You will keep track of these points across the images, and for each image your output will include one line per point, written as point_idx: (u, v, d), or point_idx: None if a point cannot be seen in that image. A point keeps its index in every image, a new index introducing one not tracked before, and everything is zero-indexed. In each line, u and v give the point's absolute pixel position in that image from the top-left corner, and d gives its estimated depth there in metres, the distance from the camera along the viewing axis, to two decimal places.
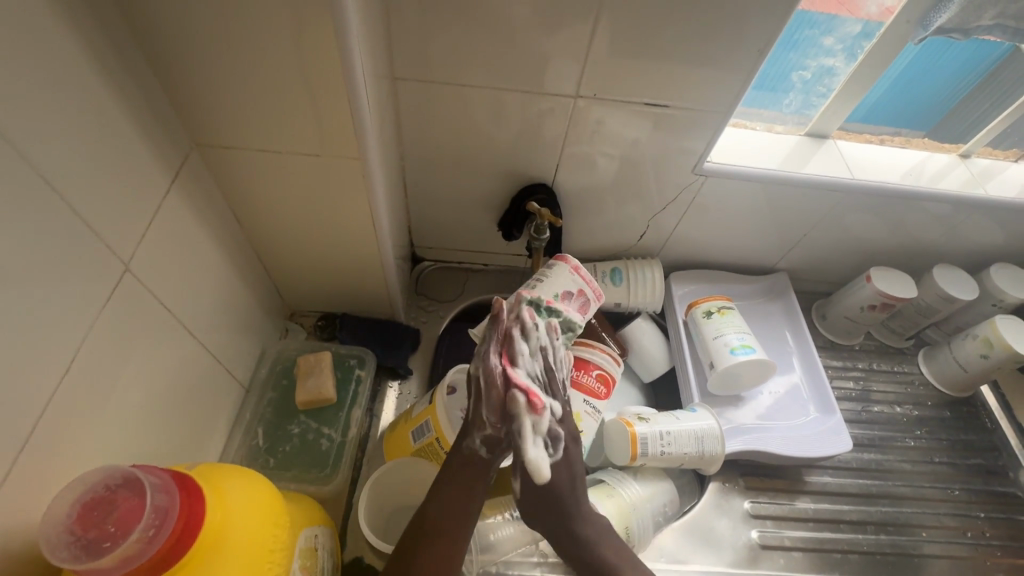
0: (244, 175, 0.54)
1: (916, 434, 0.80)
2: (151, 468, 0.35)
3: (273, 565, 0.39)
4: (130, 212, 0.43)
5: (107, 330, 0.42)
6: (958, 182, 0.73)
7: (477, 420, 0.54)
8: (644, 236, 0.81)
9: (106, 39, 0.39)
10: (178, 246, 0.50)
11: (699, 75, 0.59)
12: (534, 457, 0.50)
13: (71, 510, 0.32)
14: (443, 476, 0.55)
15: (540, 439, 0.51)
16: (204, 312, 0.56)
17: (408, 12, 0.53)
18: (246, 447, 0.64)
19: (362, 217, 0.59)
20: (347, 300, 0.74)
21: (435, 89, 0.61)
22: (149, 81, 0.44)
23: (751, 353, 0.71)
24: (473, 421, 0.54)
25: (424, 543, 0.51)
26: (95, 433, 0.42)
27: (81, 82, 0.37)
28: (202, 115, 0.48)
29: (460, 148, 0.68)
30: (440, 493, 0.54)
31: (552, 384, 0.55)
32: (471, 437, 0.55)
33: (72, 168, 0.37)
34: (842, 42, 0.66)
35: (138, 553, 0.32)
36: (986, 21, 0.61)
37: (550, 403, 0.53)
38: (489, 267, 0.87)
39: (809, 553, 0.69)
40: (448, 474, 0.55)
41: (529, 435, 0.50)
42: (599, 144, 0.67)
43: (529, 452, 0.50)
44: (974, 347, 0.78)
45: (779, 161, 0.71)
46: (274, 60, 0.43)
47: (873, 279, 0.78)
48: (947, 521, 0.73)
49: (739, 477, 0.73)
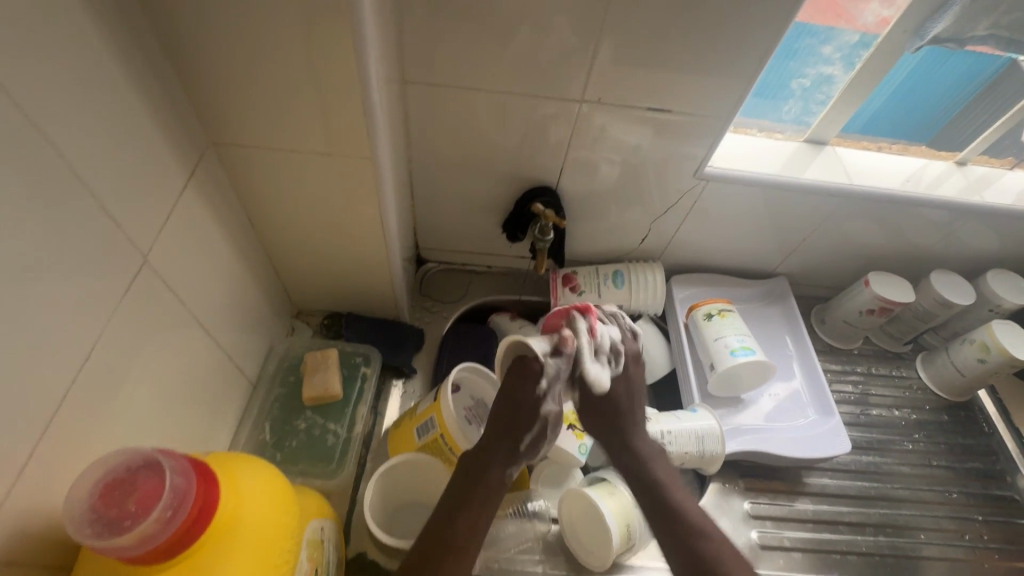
0: (258, 174, 0.55)
1: (914, 437, 0.80)
2: (170, 452, 0.36)
3: (283, 552, 0.40)
4: (150, 208, 0.45)
5: (124, 323, 0.44)
6: (954, 189, 0.74)
7: (493, 446, 0.56)
8: (645, 239, 0.82)
9: (131, 40, 0.40)
10: (192, 242, 0.51)
11: (700, 82, 0.60)
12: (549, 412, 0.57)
13: (95, 489, 0.34)
14: (471, 487, 0.54)
15: (598, 360, 0.59)
16: (216, 307, 0.57)
17: (419, 18, 0.55)
18: (253, 441, 0.65)
19: (370, 217, 0.60)
20: (354, 300, 0.76)
21: (443, 93, 0.62)
22: (171, 80, 0.46)
23: (752, 355, 0.72)
24: (489, 452, 0.55)
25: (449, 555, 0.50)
26: (108, 423, 0.43)
27: (106, 78, 0.39)
28: (218, 114, 0.49)
29: (466, 152, 0.69)
30: (461, 505, 0.53)
31: (609, 356, 0.60)
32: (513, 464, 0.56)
33: (95, 162, 0.39)
34: (841, 51, 0.67)
35: (156, 534, 0.33)
36: (979, 32, 0.62)
37: (599, 367, 0.59)
38: (492, 269, 0.88)
39: (808, 553, 0.69)
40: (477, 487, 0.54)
41: (586, 361, 0.58)
42: (604, 148, 0.68)
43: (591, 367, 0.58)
44: (971, 352, 0.79)
45: (779, 166, 0.72)
46: (290, 61, 0.45)
47: (871, 284, 0.80)
48: (945, 524, 0.74)
49: (739, 478, 0.73)
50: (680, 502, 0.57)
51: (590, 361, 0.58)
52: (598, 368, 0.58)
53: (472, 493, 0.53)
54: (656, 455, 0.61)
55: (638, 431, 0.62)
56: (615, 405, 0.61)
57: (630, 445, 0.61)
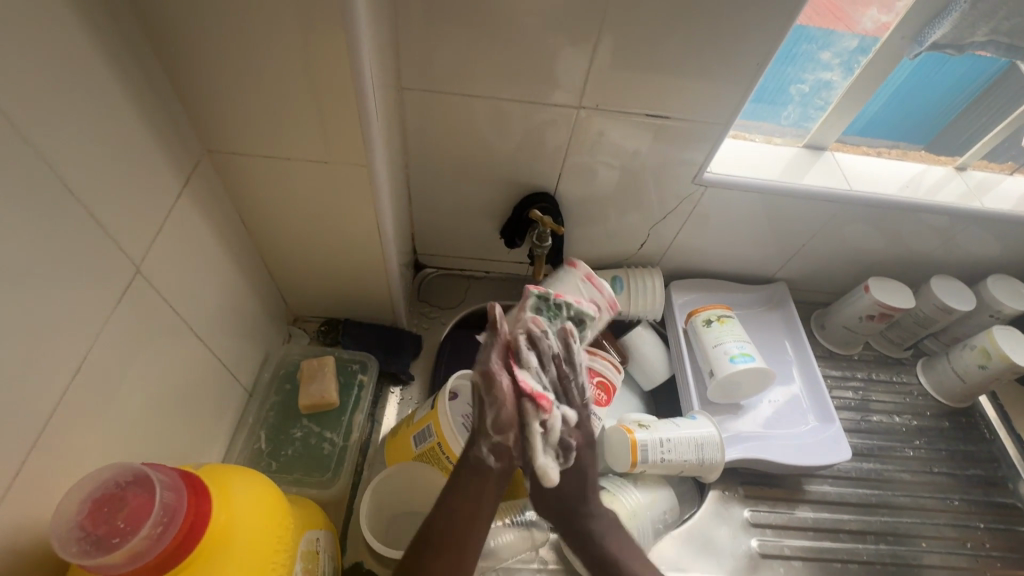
0: (253, 182, 0.55)
1: (915, 444, 0.80)
2: (159, 467, 0.35)
3: (277, 564, 0.39)
4: (143, 217, 0.44)
5: (117, 333, 0.43)
6: (954, 195, 0.74)
7: (483, 430, 0.55)
8: (644, 245, 0.82)
9: (123, 49, 0.40)
10: (187, 250, 0.51)
11: (698, 88, 0.60)
12: (541, 465, 0.52)
13: (83, 506, 0.33)
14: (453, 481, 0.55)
15: (549, 448, 0.54)
16: (211, 316, 0.56)
17: (415, 25, 0.55)
18: (248, 450, 0.65)
19: (367, 224, 0.60)
20: (351, 306, 0.75)
21: (440, 99, 0.62)
22: (164, 88, 0.45)
23: (751, 361, 0.72)
24: (479, 431, 0.55)
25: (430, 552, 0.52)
26: (100, 434, 0.43)
27: (98, 87, 0.38)
28: (212, 121, 0.49)
29: (463, 158, 0.69)
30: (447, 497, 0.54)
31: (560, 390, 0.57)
32: (478, 444, 0.55)
33: (86, 171, 0.38)
34: (839, 57, 0.67)
35: (146, 551, 0.33)
36: (978, 38, 0.61)
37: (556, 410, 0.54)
38: (491, 274, 0.88)
39: (809, 562, 0.69)
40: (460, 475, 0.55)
41: (539, 443, 0.52)
42: (601, 154, 0.68)
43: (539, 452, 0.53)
44: (972, 358, 0.78)
45: (778, 171, 0.72)
46: (285, 69, 0.44)
47: (871, 289, 0.79)
48: (946, 532, 0.73)
49: (738, 485, 0.73)
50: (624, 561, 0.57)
51: (540, 453, 0.52)
52: (548, 459, 0.53)
53: (459, 478, 0.55)
54: (612, 527, 0.59)
55: (591, 512, 0.59)
56: (560, 493, 0.58)
57: (578, 527, 0.58)
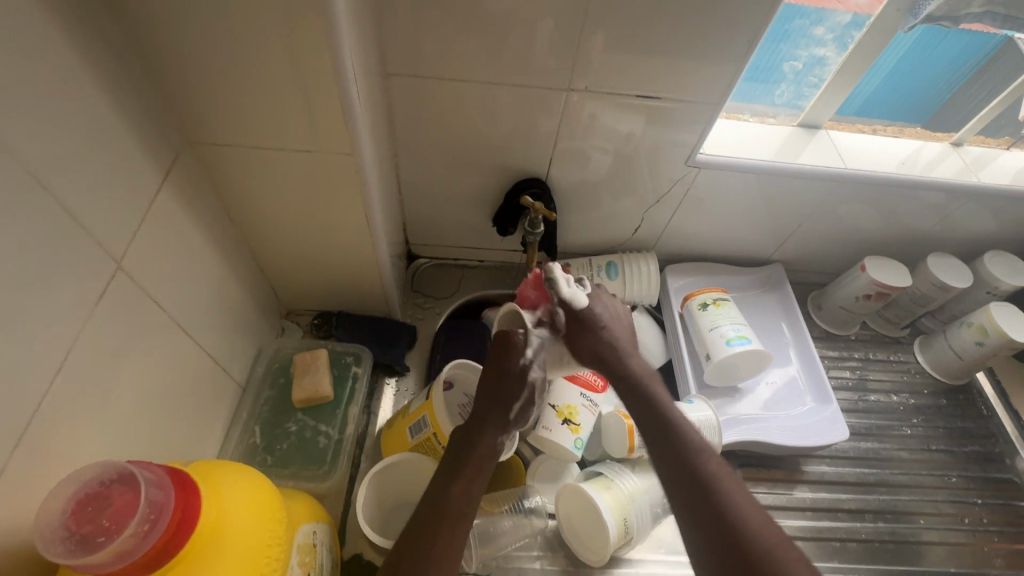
0: (237, 173, 0.54)
1: (913, 422, 0.80)
2: (145, 464, 0.35)
3: (271, 560, 0.39)
4: (123, 212, 0.43)
5: (99, 330, 0.42)
6: (951, 170, 0.73)
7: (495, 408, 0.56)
8: (638, 229, 0.81)
9: (95, 36, 0.39)
10: (171, 244, 0.50)
11: (690, 68, 0.59)
12: (568, 293, 0.58)
13: (67, 506, 0.33)
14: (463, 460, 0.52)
15: (570, 287, 0.59)
16: (198, 310, 0.55)
17: (399, 9, 0.53)
18: (243, 446, 0.64)
19: (356, 214, 0.59)
20: (344, 298, 0.74)
21: (427, 85, 0.61)
22: (140, 77, 0.44)
23: (748, 344, 0.71)
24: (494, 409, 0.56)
25: (445, 525, 0.47)
26: (88, 434, 0.42)
27: (69, 78, 0.37)
28: (193, 112, 0.48)
29: (454, 144, 0.68)
30: (456, 480, 0.50)
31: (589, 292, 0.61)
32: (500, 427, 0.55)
33: (60, 168, 0.37)
34: (832, 31, 0.67)
35: (134, 548, 0.32)
36: (975, 9, 0.60)
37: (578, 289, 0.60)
38: (484, 263, 0.87)
39: (808, 542, 0.69)
40: (468, 459, 0.52)
41: (561, 281, 0.59)
42: (593, 138, 0.67)
43: (563, 288, 0.58)
44: (969, 335, 0.78)
45: (773, 152, 0.71)
46: (265, 55, 0.43)
47: (867, 268, 0.78)
48: (944, 508, 0.74)
49: (737, 467, 0.73)
50: (685, 441, 0.49)
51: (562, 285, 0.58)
52: (571, 289, 0.59)
53: (464, 463, 0.52)
54: (648, 382, 0.56)
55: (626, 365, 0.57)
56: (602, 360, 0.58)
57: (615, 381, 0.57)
